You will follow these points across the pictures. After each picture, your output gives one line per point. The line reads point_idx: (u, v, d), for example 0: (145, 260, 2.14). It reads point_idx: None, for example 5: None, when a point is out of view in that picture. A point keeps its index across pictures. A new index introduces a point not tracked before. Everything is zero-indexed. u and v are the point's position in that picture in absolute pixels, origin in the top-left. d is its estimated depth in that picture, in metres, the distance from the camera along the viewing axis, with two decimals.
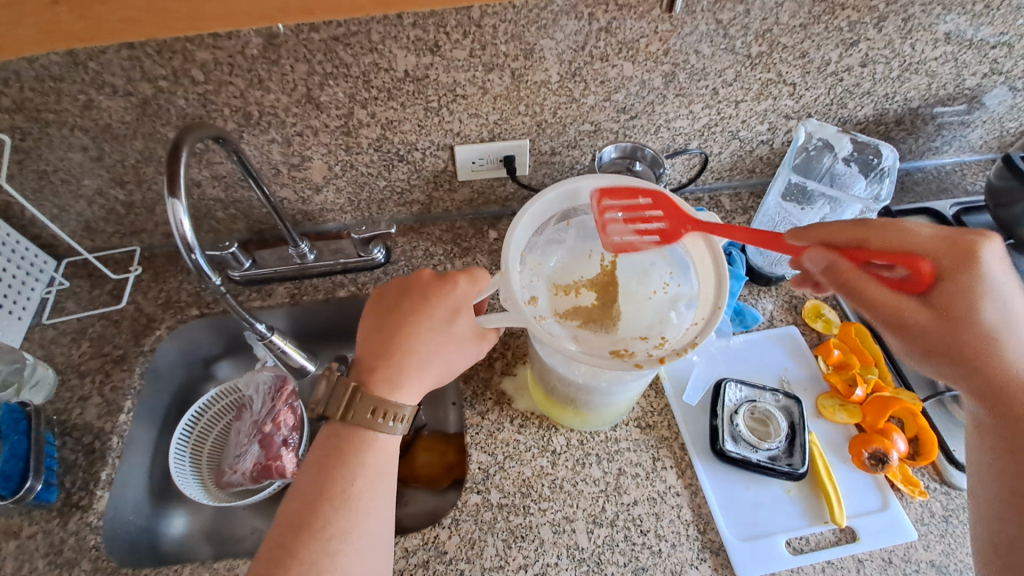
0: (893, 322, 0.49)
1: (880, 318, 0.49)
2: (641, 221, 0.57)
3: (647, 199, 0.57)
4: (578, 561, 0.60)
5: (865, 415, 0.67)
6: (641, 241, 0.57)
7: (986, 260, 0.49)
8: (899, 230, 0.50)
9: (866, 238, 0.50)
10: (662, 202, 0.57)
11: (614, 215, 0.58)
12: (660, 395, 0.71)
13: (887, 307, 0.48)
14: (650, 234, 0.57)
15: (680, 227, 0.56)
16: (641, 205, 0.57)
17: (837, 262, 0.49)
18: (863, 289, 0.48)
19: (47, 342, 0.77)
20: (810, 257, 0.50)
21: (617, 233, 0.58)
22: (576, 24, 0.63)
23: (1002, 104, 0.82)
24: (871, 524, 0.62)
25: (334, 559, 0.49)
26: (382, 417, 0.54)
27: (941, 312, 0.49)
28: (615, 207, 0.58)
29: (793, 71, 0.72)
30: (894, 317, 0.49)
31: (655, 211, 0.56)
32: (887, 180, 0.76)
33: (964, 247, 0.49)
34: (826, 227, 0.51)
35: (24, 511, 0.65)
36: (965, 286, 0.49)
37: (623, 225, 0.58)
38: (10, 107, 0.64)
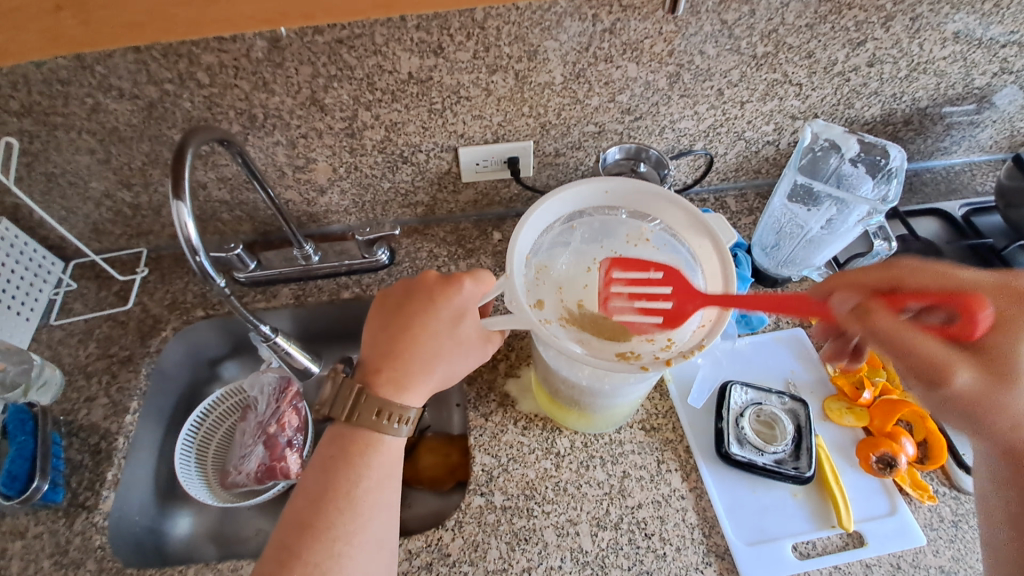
0: (931, 377, 0.45)
1: (914, 370, 0.45)
2: (647, 298, 0.56)
3: (656, 274, 0.57)
4: (582, 565, 0.60)
5: (872, 419, 0.66)
6: (643, 320, 0.56)
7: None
8: (936, 275, 0.50)
9: (899, 280, 0.50)
10: (674, 277, 0.56)
11: (620, 288, 0.57)
12: (664, 397, 0.70)
13: (924, 350, 0.44)
14: (651, 314, 0.56)
15: (684, 304, 0.54)
16: (651, 279, 0.57)
17: (864, 302, 0.47)
18: (899, 331, 0.45)
19: (54, 343, 0.77)
20: (835, 299, 0.49)
21: (619, 309, 0.57)
22: (580, 25, 0.62)
23: (1012, 104, 0.81)
24: (878, 529, 0.61)
25: (338, 561, 0.49)
26: (387, 419, 0.54)
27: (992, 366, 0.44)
28: (620, 278, 0.57)
29: (799, 71, 0.71)
30: (938, 369, 0.44)
31: (665, 286, 0.56)
32: (896, 181, 0.75)
33: (1013, 297, 0.48)
34: (859, 273, 0.52)
35: (29, 512, 0.65)
36: (1006, 345, 0.44)
37: (628, 301, 0.57)
38: (18, 110, 0.64)
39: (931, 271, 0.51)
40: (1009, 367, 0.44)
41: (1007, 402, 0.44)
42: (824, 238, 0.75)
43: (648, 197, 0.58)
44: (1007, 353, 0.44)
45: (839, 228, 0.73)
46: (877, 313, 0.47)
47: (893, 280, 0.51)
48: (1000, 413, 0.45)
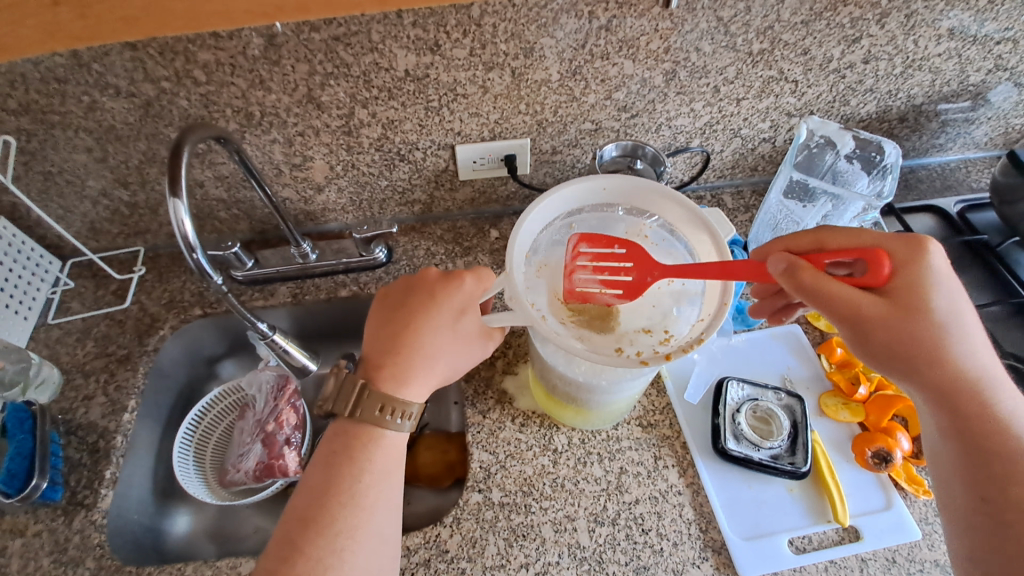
0: (846, 316, 0.48)
1: (834, 313, 0.48)
2: (610, 272, 0.57)
3: (621, 249, 0.57)
4: (580, 560, 0.60)
5: (868, 414, 0.66)
6: (606, 293, 0.57)
7: (935, 256, 0.50)
8: (849, 232, 0.53)
9: (823, 241, 0.53)
10: (635, 253, 0.56)
11: (585, 263, 0.57)
12: (661, 394, 0.70)
13: (841, 296, 0.48)
14: (614, 287, 0.57)
15: (644, 277, 0.55)
16: (614, 254, 0.56)
17: (796, 262, 0.48)
18: (824, 284, 0.48)
19: (52, 342, 0.77)
20: (769, 261, 0.49)
21: (583, 283, 0.57)
22: (576, 22, 0.62)
23: (1006, 101, 0.81)
24: (875, 523, 0.61)
25: (341, 555, 0.49)
26: (390, 415, 0.54)
27: (897, 306, 0.49)
28: (588, 253, 0.57)
29: (795, 68, 0.71)
30: (850, 311, 0.48)
31: (627, 261, 0.56)
32: (889, 178, 0.76)
33: (912, 245, 0.50)
34: (786, 236, 0.55)
35: (29, 510, 0.65)
36: (908, 282, 0.49)
37: (591, 274, 0.57)
38: (16, 109, 0.64)
39: (849, 232, 0.53)
40: (913, 303, 0.49)
41: (921, 335, 0.49)
42: None
43: (647, 193, 0.58)
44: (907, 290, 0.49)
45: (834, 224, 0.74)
46: (805, 272, 0.48)
47: (816, 242, 0.53)
48: (917, 344, 0.49)
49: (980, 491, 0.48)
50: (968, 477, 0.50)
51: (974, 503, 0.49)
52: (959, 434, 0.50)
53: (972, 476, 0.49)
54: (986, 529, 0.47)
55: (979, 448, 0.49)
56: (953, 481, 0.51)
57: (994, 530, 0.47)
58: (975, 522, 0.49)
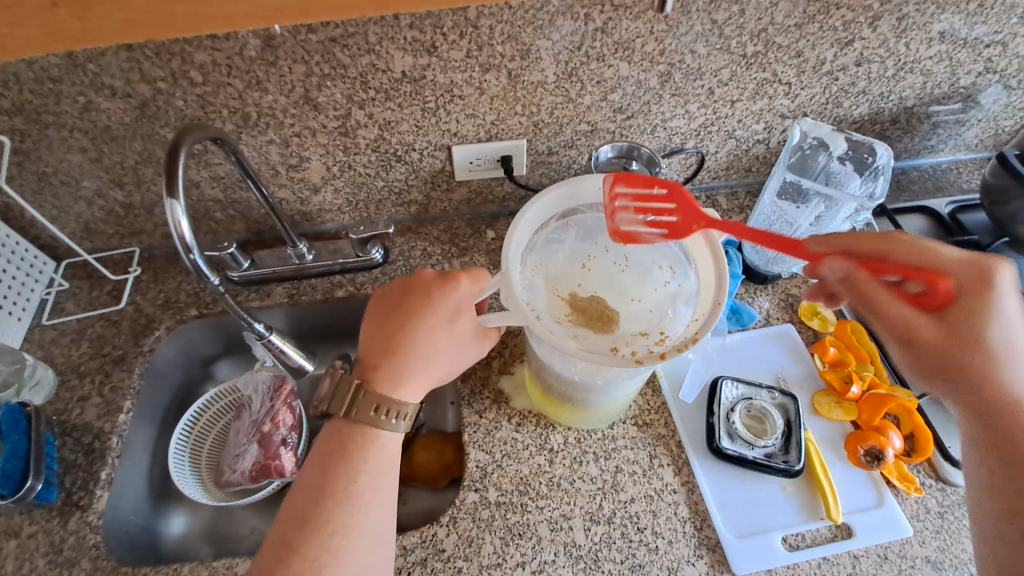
0: (903, 335, 0.50)
1: (889, 329, 0.50)
2: (653, 212, 0.55)
3: (661, 190, 0.55)
4: (576, 559, 0.60)
5: (861, 413, 0.67)
6: (650, 233, 0.55)
7: (1004, 286, 0.49)
8: (914, 248, 0.51)
9: (888, 253, 0.51)
10: (678, 194, 0.55)
11: (625, 203, 0.55)
12: (656, 393, 0.71)
13: (897, 315, 0.49)
14: (657, 228, 0.55)
15: (690, 223, 0.54)
16: (654, 195, 0.55)
17: (851, 272, 0.51)
18: (878, 297, 0.50)
19: (46, 343, 0.77)
20: (826, 264, 0.52)
21: (625, 223, 0.56)
22: (572, 24, 0.63)
23: (997, 103, 0.82)
24: (867, 520, 0.62)
25: (336, 555, 0.49)
26: (385, 415, 0.54)
27: (956, 331, 0.49)
28: (626, 194, 0.55)
29: (789, 71, 0.72)
30: (904, 330, 0.50)
31: (670, 202, 0.55)
32: (881, 180, 0.76)
33: (984, 272, 0.49)
34: (845, 235, 0.52)
35: (24, 511, 0.65)
36: (972, 313, 0.49)
37: (634, 215, 0.55)
38: (10, 109, 0.64)
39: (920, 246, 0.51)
40: (970, 326, 0.49)
41: (974, 360, 0.49)
42: (812, 234, 0.76)
43: None
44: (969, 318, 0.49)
45: (827, 224, 0.74)
46: (862, 284, 0.51)
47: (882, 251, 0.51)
48: (968, 370, 0.50)
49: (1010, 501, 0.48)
50: (998, 488, 0.49)
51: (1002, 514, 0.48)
52: (994, 445, 0.50)
53: (1001, 489, 0.49)
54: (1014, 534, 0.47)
55: (1016, 459, 0.48)
56: (981, 490, 0.50)
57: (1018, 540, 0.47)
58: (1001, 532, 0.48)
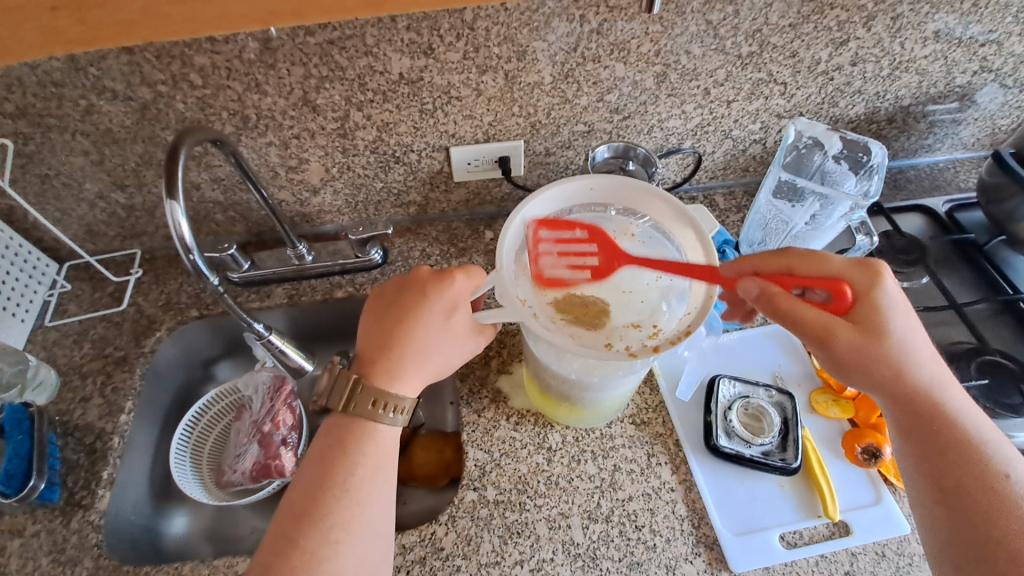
0: (822, 338, 0.49)
1: (807, 335, 0.49)
2: (575, 255, 0.59)
3: (581, 232, 0.60)
4: (574, 557, 0.60)
5: (858, 410, 0.67)
6: (576, 276, 0.59)
7: (886, 281, 0.50)
8: (818, 258, 0.52)
9: (791, 265, 0.52)
10: (596, 237, 0.60)
11: (548, 248, 0.59)
12: (654, 391, 0.71)
13: (812, 319, 0.49)
14: (582, 270, 0.59)
15: (611, 262, 0.59)
16: (575, 237, 0.60)
17: (769, 287, 0.50)
18: (792, 309, 0.49)
19: (49, 344, 0.78)
20: (742, 283, 0.51)
21: (550, 267, 0.58)
22: (568, 26, 0.63)
23: (993, 101, 0.83)
24: (864, 517, 0.62)
25: (335, 548, 0.49)
26: (383, 409, 0.55)
27: (862, 328, 0.49)
28: (548, 237, 0.59)
29: (784, 71, 0.72)
30: (819, 334, 0.49)
31: (590, 244, 0.60)
32: (876, 177, 0.76)
33: (868, 271, 0.50)
34: (754, 257, 0.53)
35: (27, 511, 0.65)
36: (868, 310, 0.49)
37: (556, 259, 0.59)
38: (12, 112, 0.65)
39: (815, 257, 0.52)
40: (875, 325, 0.49)
41: (881, 354, 0.49)
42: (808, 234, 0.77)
43: (635, 193, 0.59)
44: (868, 320, 0.49)
45: (823, 224, 0.74)
46: (776, 296, 0.50)
47: (782, 266, 0.52)
48: (875, 367, 0.50)
49: (937, 484, 0.49)
50: (925, 472, 0.50)
51: (933, 495, 0.49)
52: (915, 430, 0.51)
53: (929, 470, 0.50)
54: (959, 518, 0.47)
55: (939, 443, 0.49)
56: (914, 475, 0.51)
57: (960, 518, 0.47)
58: (936, 515, 0.49)
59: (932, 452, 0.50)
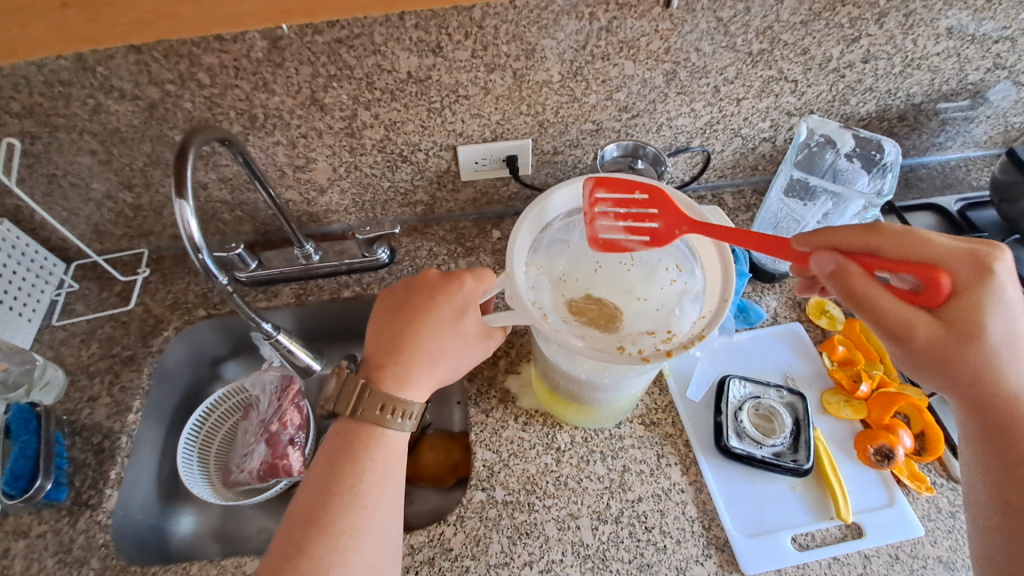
0: (897, 333, 0.48)
1: (883, 327, 0.48)
2: (634, 218, 0.56)
3: (641, 194, 0.56)
4: (583, 558, 0.60)
5: (870, 411, 0.67)
6: (630, 240, 0.56)
7: (1003, 274, 0.48)
8: (911, 238, 0.48)
9: (878, 246, 0.48)
10: (659, 199, 0.56)
11: (606, 208, 0.56)
12: (663, 392, 0.71)
13: (892, 312, 0.47)
14: (639, 234, 0.56)
15: (671, 228, 0.55)
16: (636, 200, 0.56)
17: (845, 266, 0.48)
18: (874, 294, 0.47)
19: (57, 343, 0.78)
20: (816, 259, 0.49)
21: (606, 229, 0.56)
22: (577, 24, 0.63)
23: (1006, 99, 0.82)
24: (877, 520, 0.61)
25: (343, 554, 0.49)
26: (392, 413, 0.54)
27: (950, 326, 0.47)
28: (608, 198, 0.56)
29: (795, 68, 0.72)
30: (901, 328, 0.47)
31: (651, 207, 0.55)
32: (890, 176, 0.76)
33: (975, 260, 0.48)
34: (838, 230, 0.50)
35: (33, 511, 0.65)
36: (967, 305, 0.47)
37: (614, 219, 0.56)
38: (21, 112, 0.65)
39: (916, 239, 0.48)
40: (967, 325, 0.47)
41: (972, 357, 0.48)
42: None
43: None
44: (965, 312, 0.47)
45: (836, 222, 0.73)
46: (852, 276, 0.48)
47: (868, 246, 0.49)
48: (960, 365, 0.48)
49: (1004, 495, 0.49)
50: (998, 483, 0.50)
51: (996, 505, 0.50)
52: (992, 440, 0.50)
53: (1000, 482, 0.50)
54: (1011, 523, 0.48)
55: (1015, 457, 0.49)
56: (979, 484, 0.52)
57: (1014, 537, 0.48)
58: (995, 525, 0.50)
59: (1010, 464, 0.49)
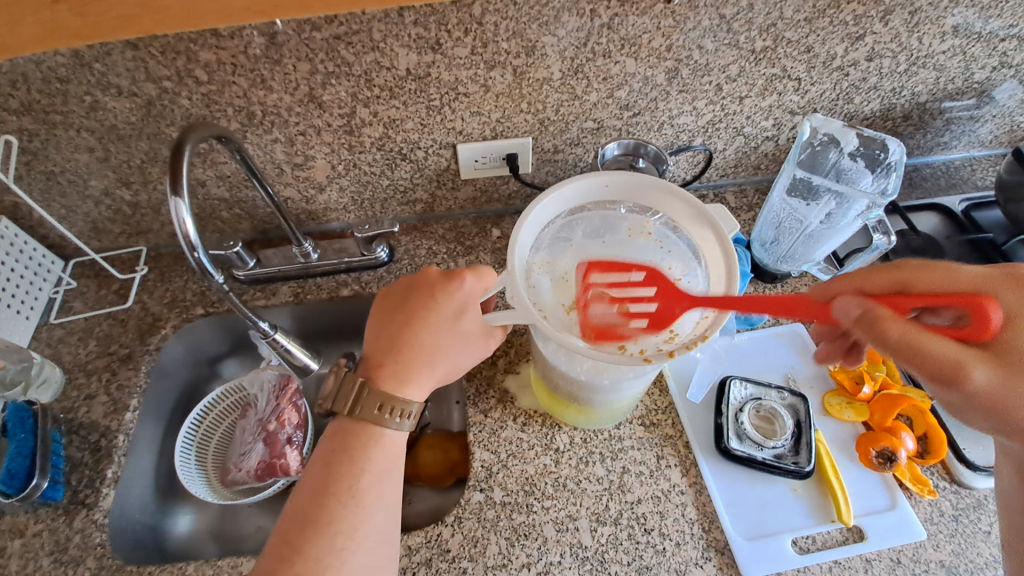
0: (948, 375, 0.44)
1: (933, 372, 0.44)
2: (630, 301, 0.56)
3: (638, 275, 0.57)
4: (582, 560, 0.60)
5: (872, 413, 0.66)
6: (627, 323, 0.55)
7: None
8: (938, 274, 0.50)
9: (907, 280, 0.50)
10: (655, 280, 0.56)
11: (600, 292, 0.57)
12: (664, 393, 0.70)
13: (939, 353, 0.43)
14: (637, 317, 0.55)
15: (671, 306, 0.54)
16: (631, 282, 0.57)
17: (873, 308, 0.44)
18: (914, 336, 0.43)
19: (54, 341, 0.78)
20: (842, 305, 0.45)
21: (601, 314, 0.56)
22: (578, 21, 0.62)
23: (1012, 98, 0.81)
24: (879, 523, 0.61)
25: (340, 556, 0.49)
26: (389, 414, 0.54)
27: (1007, 364, 0.44)
28: (601, 280, 0.57)
29: (798, 66, 0.71)
30: (953, 369, 0.44)
31: (645, 288, 0.56)
32: (894, 176, 0.74)
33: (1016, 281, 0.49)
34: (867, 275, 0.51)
35: (29, 510, 0.65)
36: (1020, 338, 0.44)
37: (608, 303, 0.56)
38: (18, 109, 0.64)
39: (940, 274, 0.50)
40: (1019, 359, 0.44)
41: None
42: (823, 233, 0.75)
43: (650, 191, 0.58)
44: (1017, 347, 0.44)
45: (838, 222, 0.73)
46: (887, 320, 0.44)
47: (899, 283, 0.50)
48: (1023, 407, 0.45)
49: None
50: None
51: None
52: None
53: None
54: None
55: None
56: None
57: None
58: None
59: None
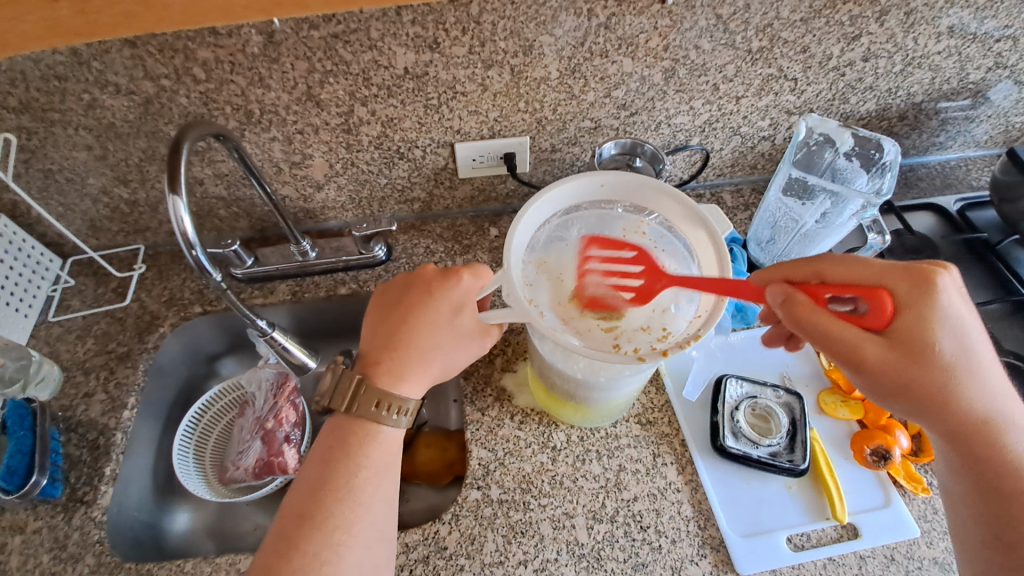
0: (852, 358, 0.47)
1: (838, 355, 0.47)
2: (619, 276, 0.58)
3: (629, 254, 0.59)
4: (578, 557, 0.60)
5: (867, 412, 0.66)
6: (617, 296, 0.58)
7: (945, 288, 0.49)
8: (851, 264, 0.51)
9: (822, 271, 0.51)
10: (644, 260, 0.59)
11: (596, 266, 0.59)
12: (660, 391, 0.71)
13: (843, 337, 0.46)
14: (624, 290, 0.58)
15: (656, 280, 0.56)
16: (623, 258, 0.59)
17: (793, 295, 0.48)
18: (817, 320, 0.47)
19: (52, 339, 0.78)
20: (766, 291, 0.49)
21: (592, 284, 0.58)
22: (575, 20, 0.62)
23: (1007, 99, 0.81)
24: (873, 520, 0.61)
25: (337, 552, 0.49)
26: (387, 411, 0.54)
27: (897, 348, 0.47)
28: (598, 256, 0.59)
29: (795, 66, 0.71)
30: (852, 352, 0.47)
31: (635, 265, 0.58)
32: (889, 176, 0.75)
33: (917, 275, 0.49)
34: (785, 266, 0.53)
35: (28, 507, 0.65)
36: (911, 325, 0.48)
37: (601, 278, 0.59)
38: (16, 107, 0.64)
39: (851, 263, 0.51)
40: (915, 344, 0.47)
41: (929, 376, 0.48)
42: (819, 232, 0.75)
43: (645, 190, 0.58)
44: (909, 333, 0.48)
45: (833, 222, 0.73)
46: (802, 305, 0.47)
47: (814, 274, 0.52)
48: (921, 389, 0.48)
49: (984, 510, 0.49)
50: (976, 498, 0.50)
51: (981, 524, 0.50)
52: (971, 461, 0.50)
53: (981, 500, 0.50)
54: (985, 536, 0.49)
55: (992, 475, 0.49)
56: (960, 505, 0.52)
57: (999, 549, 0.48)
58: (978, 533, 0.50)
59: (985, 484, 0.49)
